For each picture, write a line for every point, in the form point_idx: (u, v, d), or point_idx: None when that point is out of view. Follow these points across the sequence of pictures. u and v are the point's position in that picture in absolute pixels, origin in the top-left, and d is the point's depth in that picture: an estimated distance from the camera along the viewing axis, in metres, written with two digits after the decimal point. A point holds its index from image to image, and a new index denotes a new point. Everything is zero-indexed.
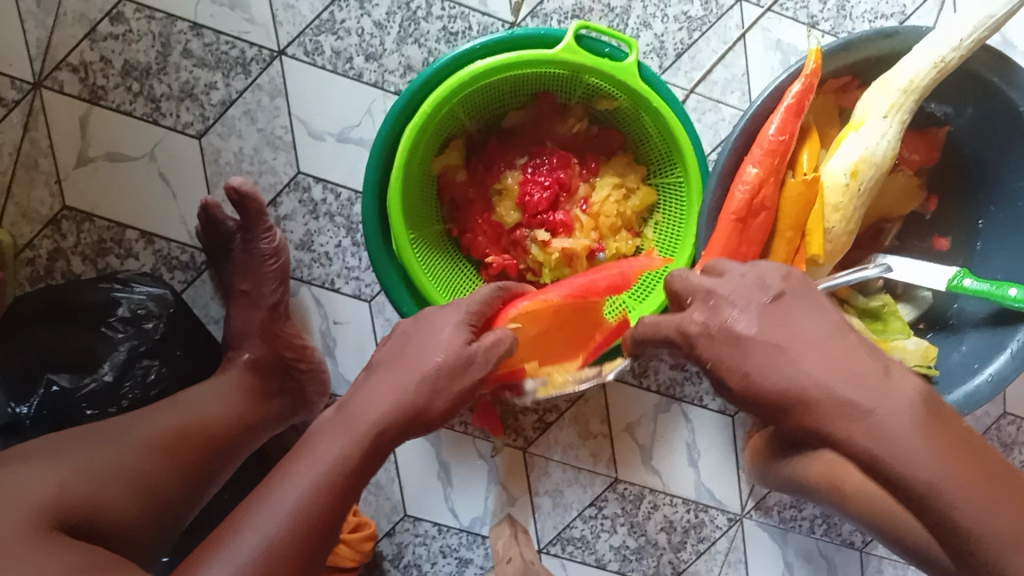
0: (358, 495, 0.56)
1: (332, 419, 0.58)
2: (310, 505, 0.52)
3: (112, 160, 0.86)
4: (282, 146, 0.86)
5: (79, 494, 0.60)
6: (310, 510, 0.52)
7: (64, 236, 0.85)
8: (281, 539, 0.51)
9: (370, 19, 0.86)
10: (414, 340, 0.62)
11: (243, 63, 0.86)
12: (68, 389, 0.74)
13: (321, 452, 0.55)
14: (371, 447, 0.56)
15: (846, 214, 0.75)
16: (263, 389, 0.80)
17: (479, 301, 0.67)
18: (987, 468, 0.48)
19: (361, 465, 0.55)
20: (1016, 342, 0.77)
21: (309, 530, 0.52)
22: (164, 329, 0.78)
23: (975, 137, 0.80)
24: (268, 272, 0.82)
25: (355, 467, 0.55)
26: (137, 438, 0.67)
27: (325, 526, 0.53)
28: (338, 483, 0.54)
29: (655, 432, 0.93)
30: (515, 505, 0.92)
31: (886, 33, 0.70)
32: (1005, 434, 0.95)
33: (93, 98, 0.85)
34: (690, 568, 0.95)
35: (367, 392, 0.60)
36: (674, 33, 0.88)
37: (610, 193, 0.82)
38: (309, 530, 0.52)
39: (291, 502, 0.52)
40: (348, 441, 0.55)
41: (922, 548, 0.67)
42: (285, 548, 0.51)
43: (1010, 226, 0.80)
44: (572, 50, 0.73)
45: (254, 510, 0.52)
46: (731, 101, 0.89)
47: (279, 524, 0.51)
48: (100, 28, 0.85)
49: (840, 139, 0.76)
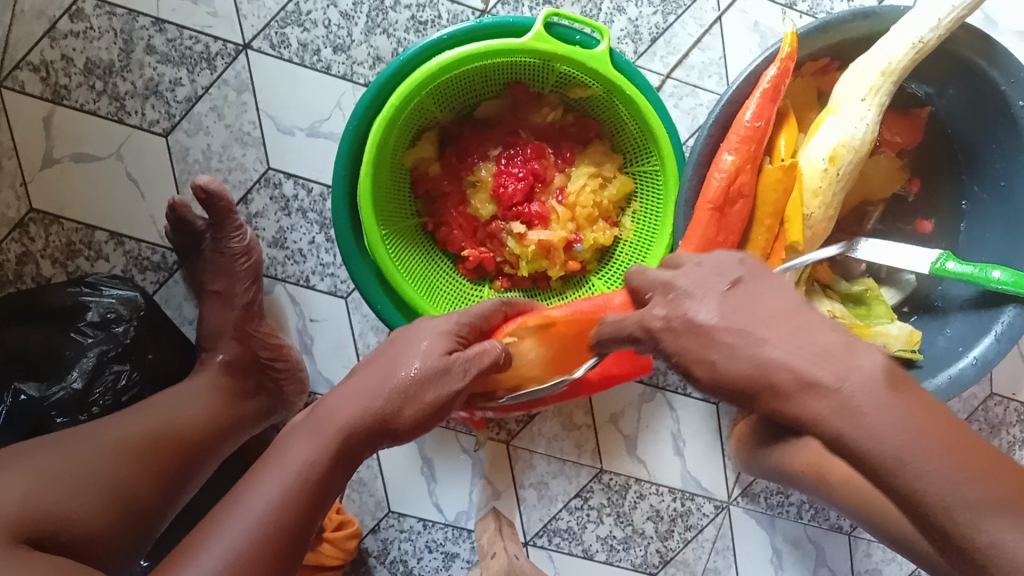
0: (324, 502, 0.55)
1: (305, 420, 0.57)
2: (278, 511, 0.52)
3: (78, 160, 0.84)
4: (250, 142, 0.85)
5: (45, 504, 0.59)
6: (280, 518, 0.52)
7: (32, 239, 0.84)
8: (249, 547, 0.50)
9: (337, 9, 0.84)
10: (395, 344, 0.61)
11: (208, 58, 0.84)
12: (36, 397, 0.73)
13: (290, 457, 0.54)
14: (342, 456, 0.55)
15: (826, 200, 0.73)
16: (237, 390, 0.79)
17: (475, 315, 0.65)
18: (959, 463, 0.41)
19: (330, 471, 0.55)
20: (1000, 324, 0.75)
21: (282, 536, 0.51)
22: (134, 332, 0.78)
23: (958, 118, 0.78)
24: (240, 271, 0.81)
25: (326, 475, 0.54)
26: (107, 446, 0.66)
27: (298, 530, 0.52)
28: (308, 490, 0.53)
29: (639, 421, 0.92)
30: (500, 498, 0.92)
31: (864, 14, 0.68)
32: (992, 416, 0.94)
33: (56, 98, 0.83)
34: (678, 557, 0.94)
35: (342, 391, 0.58)
36: (649, 17, 0.86)
37: (586, 183, 0.81)
38: (278, 537, 0.51)
39: (258, 510, 0.52)
40: (321, 449, 0.55)
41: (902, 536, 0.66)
42: (257, 565, 0.50)
43: (991, 206, 0.79)
44: (542, 38, 0.71)
45: (221, 518, 0.52)
46: (708, 85, 0.87)
47: (248, 532, 0.51)
48: (60, 26, 0.83)
49: (818, 123, 0.74)
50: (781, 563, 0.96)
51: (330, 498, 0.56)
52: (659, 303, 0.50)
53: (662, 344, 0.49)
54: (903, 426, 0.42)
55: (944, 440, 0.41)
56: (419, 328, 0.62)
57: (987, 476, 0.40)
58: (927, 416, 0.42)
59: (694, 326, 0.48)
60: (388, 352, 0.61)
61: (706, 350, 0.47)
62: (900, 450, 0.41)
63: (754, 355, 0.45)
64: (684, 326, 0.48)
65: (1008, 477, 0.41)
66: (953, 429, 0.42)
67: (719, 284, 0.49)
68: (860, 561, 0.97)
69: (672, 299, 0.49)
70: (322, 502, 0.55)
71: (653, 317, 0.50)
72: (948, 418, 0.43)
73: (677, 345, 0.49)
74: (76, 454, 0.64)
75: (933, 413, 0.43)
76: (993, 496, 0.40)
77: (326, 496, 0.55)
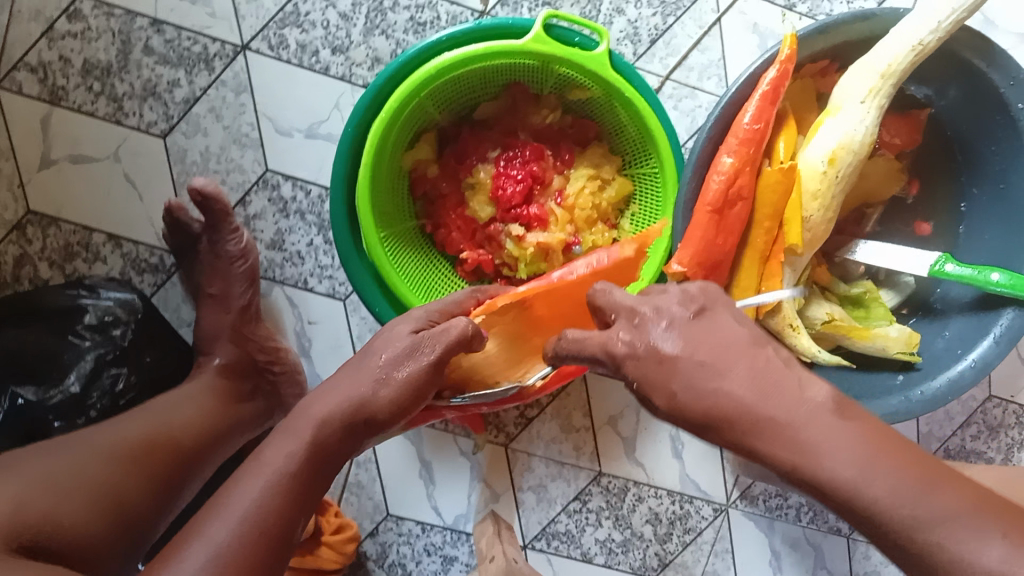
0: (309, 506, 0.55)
1: (286, 421, 0.57)
2: (262, 512, 0.52)
3: (75, 162, 0.84)
4: (248, 143, 0.85)
5: (35, 511, 0.59)
6: (265, 517, 0.51)
7: (30, 241, 0.84)
8: (231, 544, 0.49)
9: (335, 10, 0.84)
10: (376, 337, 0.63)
11: (206, 59, 0.84)
12: (34, 401, 0.73)
13: (275, 459, 0.54)
14: (325, 450, 0.56)
15: (825, 202, 0.73)
16: (233, 393, 0.79)
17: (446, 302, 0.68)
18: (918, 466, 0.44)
19: (311, 468, 0.55)
20: (999, 326, 0.75)
21: (266, 540, 0.51)
22: (132, 335, 0.77)
23: (958, 120, 0.78)
24: (237, 273, 0.80)
25: (303, 471, 0.55)
26: (102, 451, 0.66)
27: (282, 531, 0.52)
28: (293, 485, 0.54)
29: (638, 423, 0.92)
30: (498, 501, 0.91)
31: (864, 16, 0.68)
32: (991, 418, 0.94)
33: (53, 99, 0.83)
34: (677, 560, 0.94)
35: (323, 391, 0.59)
36: (648, 18, 0.86)
37: (584, 185, 0.80)
38: (264, 539, 0.51)
39: (242, 508, 0.51)
40: (300, 440, 0.55)
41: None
42: (241, 563, 0.49)
43: (989, 208, 0.79)
44: (541, 40, 0.71)
45: (209, 517, 0.51)
46: (707, 87, 0.87)
47: (230, 533, 0.50)
48: (57, 27, 0.83)
49: (817, 125, 0.74)
50: (780, 565, 0.96)
51: (315, 495, 0.56)
52: (623, 327, 0.50)
53: (625, 371, 0.50)
54: (852, 455, 0.44)
55: (889, 463, 0.44)
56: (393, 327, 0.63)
57: (935, 489, 0.43)
58: (871, 442, 0.45)
59: (657, 354, 0.49)
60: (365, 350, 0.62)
61: (669, 379, 0.48)
62: (855, 477, 0.44)
63: (715, 386, 0.47)
64: (649, 354, 0.49)
65: (958, 487, 0.44)
66: (897, 450, 0.45)
67: (684, 311, 0.50)
68: (858, 562, 0.97)
69: (637, 324, 0.50)
70: (309, 502, 0.55)
71: (616, 342, 0.50)
72: (889, 439, 0.45)
73: (640, 372, 0.49)
74: (69, 461, 0.64)
75: (877, 435, 0.45)
76: (951, 506, 0.42)
77: (312, 489, 0.55)
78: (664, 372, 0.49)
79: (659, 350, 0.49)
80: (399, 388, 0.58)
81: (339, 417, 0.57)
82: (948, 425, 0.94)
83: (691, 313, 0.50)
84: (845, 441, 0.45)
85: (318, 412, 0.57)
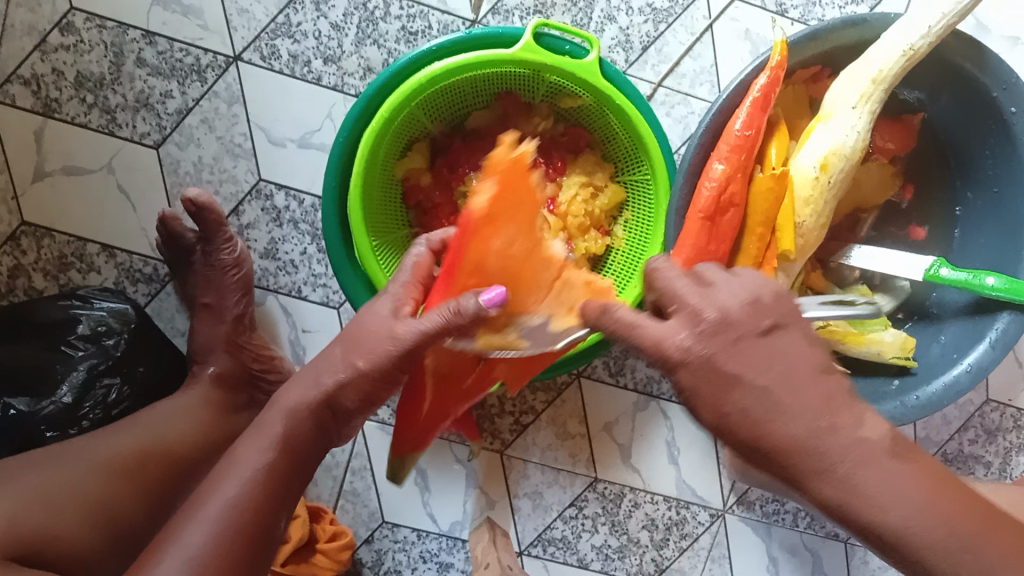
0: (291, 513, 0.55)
1: (256, 414, 0.59)
2: (240, 509, 0.53)
3: (69, 173, 0.84)
4: (241, 153, 0.85)
5: (27, 523, 0.59)
6: (242, 514, 0.53)
7: (24, 253, 0.84)
8: None
9: (327, 21, 0.84)
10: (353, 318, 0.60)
11: (199, 70, 0.84)
12: (26, 412, 0.73)
13: (252, 456, 0.56)
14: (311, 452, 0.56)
15: (817, 208, 0.72)
16: (228, 403, 0.80)
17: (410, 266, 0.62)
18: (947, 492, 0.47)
19: (289, 464, 0.57)
20: (994, 331, 0.74)
21: None
22: (125, 346, 0.77)
23: (951, 125, 0.78)
24: (231, 284, 0.81)
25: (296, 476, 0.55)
26: (97, 461, 0.66)
27: (260, 527, 0.54)
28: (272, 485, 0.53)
29: (633, 430, 0.92)
30: (494, 508, 0.91)
31: (853, 21, 0.68)
32: (988, 422, 0.94)
33: (47, 111, 0.83)
34: (673, 565, 0.94)
35: (294, 381, 0.59)
36: (639, 26, 0.86)
37: (577, 193, 0.80)
38: None
39: None
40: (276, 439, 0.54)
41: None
42: (217, 562, 0.51)
43: (984, 212, 0.79)
44: (531, 49, 0.71)
45: (188, 519, 0.53)
46: (699, 93, 0.87)
47: (207, 536, 0.52)
48: (50, 39, 0.83)
49: (808, 131, 0.74)
50: (777, 571, 0.95)
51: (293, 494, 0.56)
52: (686, 331, 0.48)
53: (677, 377, 0.48)
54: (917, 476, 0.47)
55: (953, 504, 0.46)
56: (371, 305, 0.60)
57: (995, 535, 0.46)
58: (934, 481, 0.47)
59: (714, 370, 0.47)
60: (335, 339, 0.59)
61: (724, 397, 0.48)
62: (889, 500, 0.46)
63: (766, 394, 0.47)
64: (704, 367, 0.48)
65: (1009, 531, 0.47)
66: (960, 493, 0.47)
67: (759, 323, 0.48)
68: (856, 567, 0.97)
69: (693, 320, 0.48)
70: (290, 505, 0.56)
71: (673, 345, 0.48)
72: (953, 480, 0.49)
73: (693, 381, 0.48)
74: (64, 473, 0.64)
75: (941, 474, 0.48)
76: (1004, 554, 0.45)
77: (290, 483, 0.57)
78: (719, 390, 0.48)
79: (717, 365, 0.47)
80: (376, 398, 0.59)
81: (311, 405, 0.57)
82: (945, 429, 0.94)
83: (763, 327, 0.48)
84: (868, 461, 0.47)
85: (289, 402, 0.57)
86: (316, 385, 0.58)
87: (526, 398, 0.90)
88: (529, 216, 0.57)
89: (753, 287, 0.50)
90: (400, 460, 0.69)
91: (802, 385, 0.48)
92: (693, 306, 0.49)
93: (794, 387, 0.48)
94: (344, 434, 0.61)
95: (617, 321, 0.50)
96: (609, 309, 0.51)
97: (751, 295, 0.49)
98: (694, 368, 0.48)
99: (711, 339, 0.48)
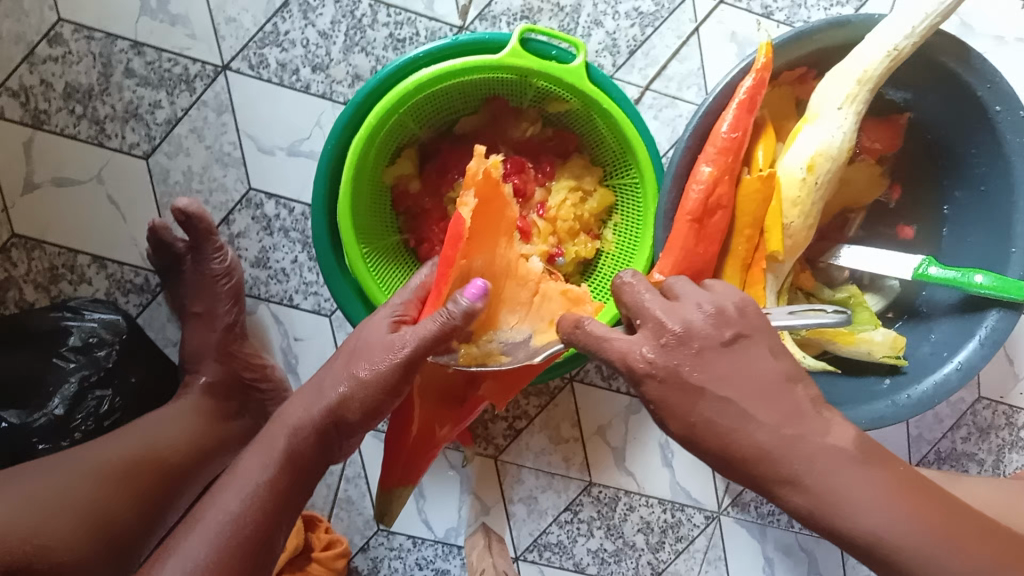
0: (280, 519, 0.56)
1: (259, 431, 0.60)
2: (238, 521, 0.54)
3: (59, 184, 0.84)
4: (231, 162, 0.85)
5: (16, 533, 0.59)
6: (240, 526, 0.54)
7: (15, 264, 0.84)
8: None
9: (315, 29, 0.84)
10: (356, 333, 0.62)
11: (187, 80, 0.84)
12: (17, 424, 0.73)
13: (254, 470, 0.57)
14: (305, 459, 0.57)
15: (805, 209, 0.73)
16: (220, 411, 0.80)
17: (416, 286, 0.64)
18: (916, 493, 0.48)
19: (293, 480, 0.57)
20: (983, 329, 0.75)
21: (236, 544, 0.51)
22: (116, 357, 0.77)
23: (937, 123, 0.78)
24: (222, 293, 0.81)
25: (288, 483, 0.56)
26: (88, 470, 0.66)
27: (261, 540, 0.55)
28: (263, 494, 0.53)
29: (627, 433, 0.92)
30: (489, 513, 0.91)
31: (838, 22, 0.69)
32: (981, 419, 0.94)
33: (36, 123, 0.84)
34: (670, 568, 0.94)
35: (295, 398, 0.60)
36: (626, 30, 0.87)
37: (566, 197, 0.80)
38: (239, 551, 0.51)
39: None
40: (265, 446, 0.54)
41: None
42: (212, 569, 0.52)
43: (971, 210, 0.79)
44: (518, 54, 0.72)
45: (186, 531, 0.54)
46: (687, 96, 0.87)
47: (206, 548, 0.53)
48: (38, 51, 0.83)
49: (795, 132, 0.75)
50: (774, 572, 0.95)
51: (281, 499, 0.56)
52: (648, 343, 0.50)
53: (645, 389, 0.50)
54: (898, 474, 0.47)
55: (920, 510, 0.47)
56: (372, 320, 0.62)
57: (961, 541, 0.47)
58: (901, 487, 0.48)
59: (680, 381, 0.49)
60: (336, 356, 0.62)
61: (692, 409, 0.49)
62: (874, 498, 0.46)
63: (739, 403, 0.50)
64: (671, 378, 0.49)
65: (979, 536, 0.48)
66: (929, 498, 0.49)
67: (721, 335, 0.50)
68: (852, 567, 0.97)
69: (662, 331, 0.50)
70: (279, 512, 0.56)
71: (638, 357, 0.50)
72: (926, 485, 0.50)
73: (659, 394, 0.50)
74: (56, 483, 0.64)
75: (912, 481, 0.49)
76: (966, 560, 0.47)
77: (292, 498, 0.58)
78: (686, 401, 0.49)
79: (683, 376, 0.49)
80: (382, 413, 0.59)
81: (313, 422, 0.58)
82: (937, 427, 0.94)
83: (725, 338, 0.50)
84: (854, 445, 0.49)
85: (292, 420, 0.58)
86: (319, 399, 0.59)
87: (519, 403, 0.90)
88: (496, 226, 0.62)
89: (716, 300, 0.51)
90: (387, 500, 0.74)
91: (775, 391, 0.50)
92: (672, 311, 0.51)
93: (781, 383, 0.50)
94: (345, 451, 0.61)
95: (587, 334, 0.52)
96: (581, 324, 0.53)
97: (712, 308, 0.51)
98: (662, 380, 0.50)
99: (673, 352, 0.49)
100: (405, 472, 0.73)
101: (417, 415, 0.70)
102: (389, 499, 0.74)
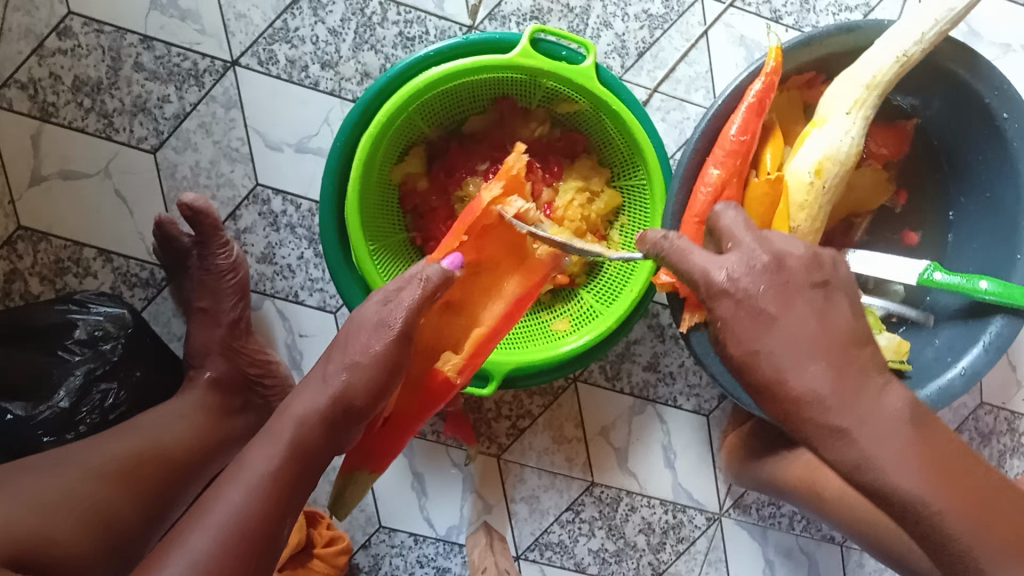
0: (281, 516, 0.56)
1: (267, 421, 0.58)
2: (243, 517, 0.54)
3: (65, 177, 0.84)
4: (238, 158, 0.85)
5: (22, 526, 0.59)
6: (246, 522, 0.54)
7: (20, 257, 0.84)
8: None
9: (324, 26, 0.84)
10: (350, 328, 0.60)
11: (196, 75, 0.84)
12: (22, 417, 0.73)
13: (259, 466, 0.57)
14: (308, 453, 0.56)
15: (813, 212, 0.73)
16: (224, 407, 0.79)
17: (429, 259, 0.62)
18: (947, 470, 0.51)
19: (298, 476, 0.57)
20: (988, 334, 0.75)
21: (248, 544, 0.54)
22: (122, 350, 0.77)
23: (943, 130, 0.79)
24: (227, 288, 0.81)
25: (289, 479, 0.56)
26: (91, 467, 0.66)
27: (268, 539, 0.55)
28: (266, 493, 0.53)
29: (630, 434, 0.92)
30: (491, 512, 0.91)
31: (847, 28, 0.69)
32: (983, 425, 0.94)
33: (44, 116, 0.84)
34: (670, 569, 0.94)
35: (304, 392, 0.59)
36: (635, 32, 0.87)
37: (573, 198, 0.80)
38: (245, 540, 0.54)
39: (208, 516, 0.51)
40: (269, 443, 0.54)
41: (868, 537, 0.71)
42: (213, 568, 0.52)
43: (975, 215, 0.79)
44: (528, 54, 0.72)
45: (189, 526, 0.54)
46: (695, 98, 0.87)
47: (211, 542, 0.53)
48: (47, 44, 0.83)
49: (803, 136, 0.74)
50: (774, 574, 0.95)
51: (283, 499, 0.56)
52: (739, 263, 0.52)
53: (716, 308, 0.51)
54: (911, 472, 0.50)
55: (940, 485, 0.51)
56: (362, 308, 0.59)
57: (997, 523, 0.51)
58: (931, 459, 0.51)
59: (753, 307, 0.51)
60: (335, 347, 0.59)
61: (759, 337, 0.51)
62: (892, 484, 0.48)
63: None
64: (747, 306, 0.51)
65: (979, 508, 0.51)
66: (952, 469, 0.51)
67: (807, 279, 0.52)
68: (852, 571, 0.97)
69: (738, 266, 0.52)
70: (282, 510, 0.56)
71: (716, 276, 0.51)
72: (971, 460, 0.53)
73: (729, 314, 0.51)
74: (59, 481, 0.64)
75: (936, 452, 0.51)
76: (999, 541, 0.51)
77: (301, 497, 0.58)
78: (758, 326, 0.51)
79: (760, 302, 0.51)
80: (388, 393, 0.58)
81: (320, 413, 0.56)
82: None
83: (815, 281, 0.53)
84: (882, 422, 0.50)
85: (306, 419, 0.57)
86: (325, 389, 0.57)
87: (522, 402, 0.90)
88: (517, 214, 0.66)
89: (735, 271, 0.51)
90: (343, 485, 0.67)
91: None
92: (713, 262, 0.52)
93: (791, 361, 0.51)
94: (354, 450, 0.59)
95: (672, 246, 0.52)
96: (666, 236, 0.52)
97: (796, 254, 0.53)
98: (736, 300, 0.51)
99: (760, 276, 0.52)
100: (366, 458, 0.67)
101: (394, 401, 0.65)
102: (347, 486, 0.68)
